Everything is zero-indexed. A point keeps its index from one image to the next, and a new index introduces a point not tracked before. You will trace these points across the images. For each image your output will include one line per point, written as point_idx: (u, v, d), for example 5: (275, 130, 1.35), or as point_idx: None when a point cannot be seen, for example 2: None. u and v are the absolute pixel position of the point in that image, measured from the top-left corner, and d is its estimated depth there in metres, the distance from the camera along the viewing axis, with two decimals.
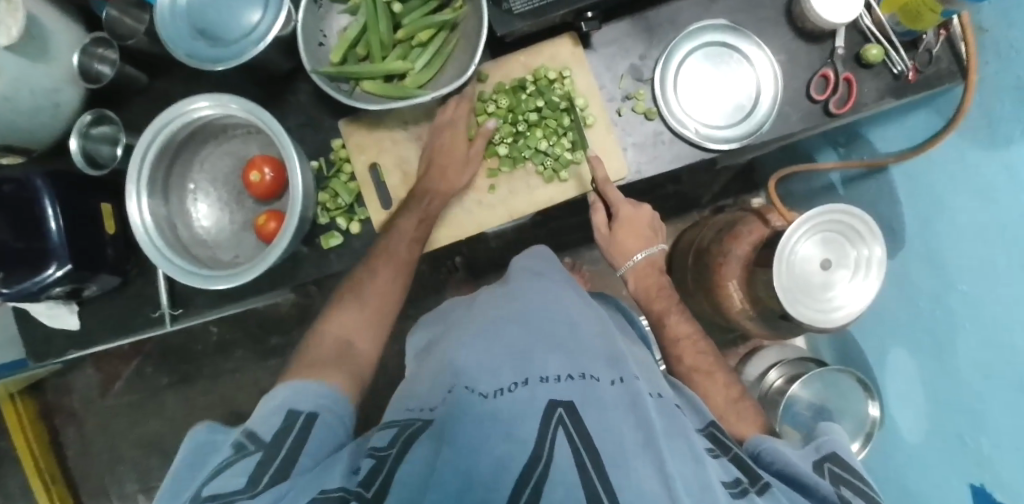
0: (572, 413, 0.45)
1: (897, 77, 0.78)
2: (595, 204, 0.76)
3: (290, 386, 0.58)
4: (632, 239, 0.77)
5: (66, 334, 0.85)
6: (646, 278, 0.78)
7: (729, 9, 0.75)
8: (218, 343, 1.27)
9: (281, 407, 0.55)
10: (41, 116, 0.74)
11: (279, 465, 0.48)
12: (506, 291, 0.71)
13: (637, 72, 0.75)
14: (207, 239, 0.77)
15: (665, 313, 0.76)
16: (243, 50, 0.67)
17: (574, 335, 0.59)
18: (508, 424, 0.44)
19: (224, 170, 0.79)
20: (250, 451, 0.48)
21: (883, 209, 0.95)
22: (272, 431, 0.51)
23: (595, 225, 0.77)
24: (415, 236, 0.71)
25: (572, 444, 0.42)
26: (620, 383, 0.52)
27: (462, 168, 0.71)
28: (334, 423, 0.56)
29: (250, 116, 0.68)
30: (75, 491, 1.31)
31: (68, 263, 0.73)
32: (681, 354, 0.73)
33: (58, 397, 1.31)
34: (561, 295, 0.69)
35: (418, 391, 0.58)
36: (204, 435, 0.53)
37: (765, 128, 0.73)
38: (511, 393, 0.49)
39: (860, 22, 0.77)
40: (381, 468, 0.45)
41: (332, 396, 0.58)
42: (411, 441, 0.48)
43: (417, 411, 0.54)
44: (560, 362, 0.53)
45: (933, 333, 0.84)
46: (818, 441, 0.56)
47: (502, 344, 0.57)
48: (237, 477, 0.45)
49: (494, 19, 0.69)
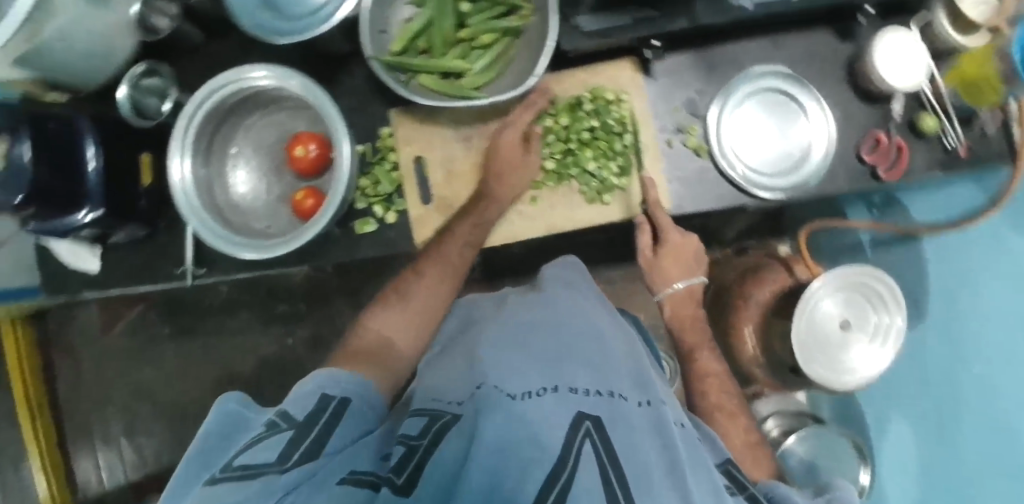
0: (599, 428, 0.47)
1: (948, 152, 0.77)
2: (642, 227, 0.74)
3: (325, 372, 0.58)
4: (676, 268, 0.76)
5: (84, 275, 0.85)
6: (684, 309, 0.78)
7: (791, 57, 0.76)
8: (226, 302, 1.27)
9: (314, 391, 0.55)
10: (96, 60, 0.74)
11: (309, 445, 0.47)
12: (537, 296, 0.72)
13: (693, 105, 0.75)
14: (241, 207, 0.77)
15: (697, 347, 0.77)
16: (307, 27, 0.66)
17: (602, 352, 0.60)
18: (537, 429, 0.45)
19: (267, 140, 0.79)
20: (282, 429, 0.49)
21: (907, 275, 0.95)
22: (305, 412, 0.52)
23: (640, 247, 0.75)
24: (467, 243, 0.72)
25: (599, 457, 0.43)
26: (645, 405, 0.54)
27: (524, 175, 0.72)
28: (363, 411, 0.56)
29: (307, 96, 0.68)
30: (60, 426, 1.30)
31: (100, 208, 0.72)
32: (706, 390, 0.74)
33: (59, 330, 1.30)
34: (591, 308, 0.70)
35: (446, 382, 0.60)
36: (230, 406, 0.54)
37: (813, 181, 0.73)
38: (540, 397, 0.50)
39: (920, 91, 0.76)
40: (413, 455, 0.47)
41: (363, 387, 0.58)
42: (441, 433, 0.50)
43: (445, 402, 0.56)
44: (588, 376, 0.54)
45: (936, 409, 0.89)
46: (830, 494, 0.56)
47: (531, 351, 0.58)
48: (268, 452, 0.45)
49: (562, 34, 0.69)
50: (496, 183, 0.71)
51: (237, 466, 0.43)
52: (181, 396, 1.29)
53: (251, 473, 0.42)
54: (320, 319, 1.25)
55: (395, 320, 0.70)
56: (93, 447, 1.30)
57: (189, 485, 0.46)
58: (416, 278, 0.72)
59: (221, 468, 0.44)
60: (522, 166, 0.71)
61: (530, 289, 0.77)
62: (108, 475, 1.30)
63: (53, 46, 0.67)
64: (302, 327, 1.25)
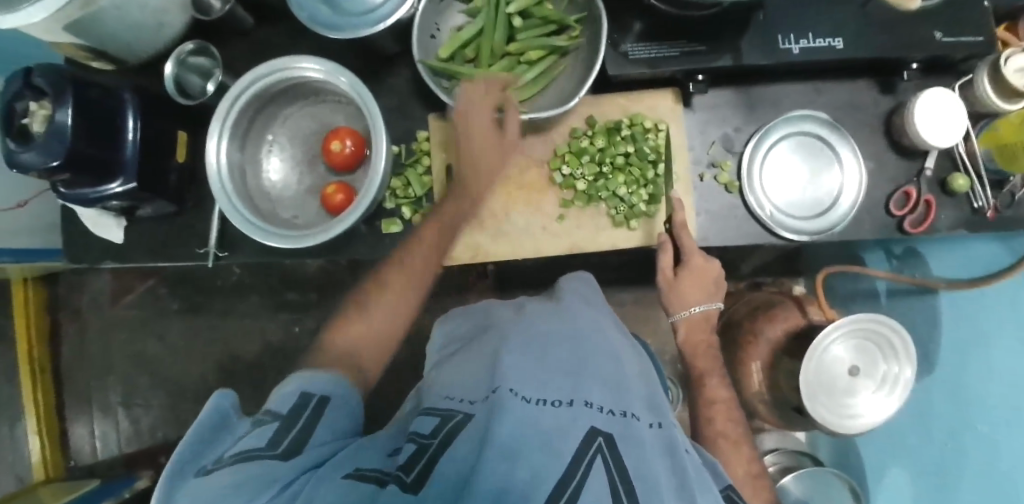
0: (610, 444, 0.47)
1: (975, 211, 0.76)
2: (666, 247, 0.72)
3: (304, 373, 0.58)
4: (695, 291, 0.74)
5: (106, 246, 0.85)
6: (698, 334, 0.77)
7: (831, 104, 0.77)
8: (236, 285, 1.27)
9: (296, 385, 0.56)
10: (144, 32, 0.75)
11: (296, 434, 0.49)
12: (554, 308, 0.72)
13: (728, 142, 0.76)
14: (271, 193, 0.78)
15: (707, 373, 0.76)
16: (360, 25, 0.68)
17: (618, 371, 0.60)
18: (551, 438, 0.46)
19: (305, 131, 0.80)
20: (265, 423, 0.50)
21: (919, 330, 0.95)
22: (289, 405, 0.53)
23: (660, 268, 0.73)
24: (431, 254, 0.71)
25: (608, 473, 0.44)
26: (657, 428, 0.54)
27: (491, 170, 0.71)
28: (347, 406, 0.56)
29: (354, 93, 0.70)
30: (59, 389, 1.31)
31: (133, 181, 0.73)
32: (712, 417, 0.72)
33: (69, 294, 1.31)
34: (607, 326, 0.70)
35: (459, 383, 0.60)
36: (218, 405, 0.51)
37: (838, 228, 0.73)
38: (554, 408, 0.50)
39: (954, 149, 0.76)
40: (422, 453, 0.47)
41: (341, 383, 0.58)
42: (452, 433, 0.49)
43: (458, 401, 0.56)
44: (604, 393, 0.54)
45: (937, 464, 0.87)
46: None
47: (549, 360, 0.58)
48: (258, 440, 0.47)
49: (609, 59, 0.70)
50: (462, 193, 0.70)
51: (228, 457, 0.45)
52: (182, 372, 1.29)
53: (244, 457, 0.44)
54: (328, 310, 1.25)
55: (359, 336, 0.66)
56: (88, 413, 1.31)
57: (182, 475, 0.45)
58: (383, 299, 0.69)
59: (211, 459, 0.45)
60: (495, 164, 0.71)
61: (547, 300, 0.77)
62: (101, 443, 1.31)
63: (105, 14, 0.68)
64: (309, 317, 1.26)
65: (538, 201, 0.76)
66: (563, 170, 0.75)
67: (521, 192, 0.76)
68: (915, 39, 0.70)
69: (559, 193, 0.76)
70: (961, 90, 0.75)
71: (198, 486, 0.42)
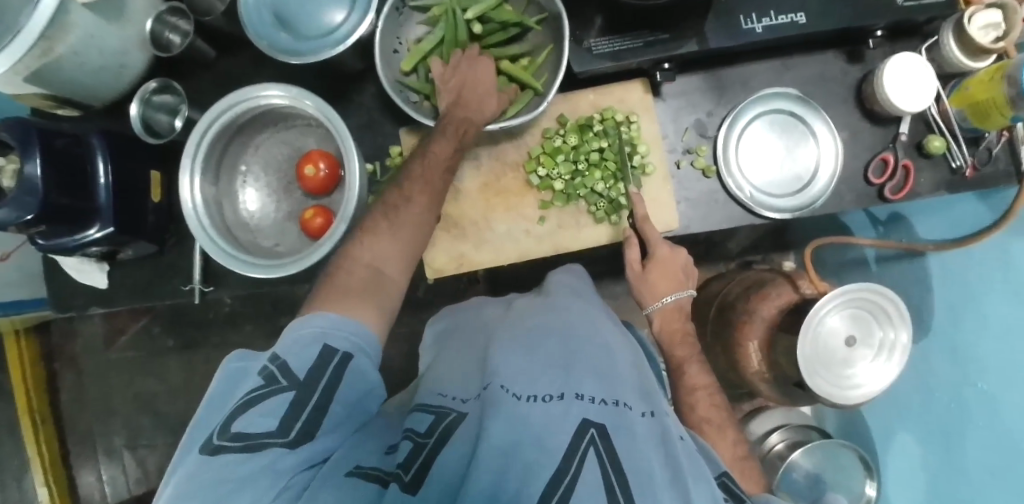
0: (603, 435, 0.48)
1: (955, 171, 0.76)
2: (631, 241, 0.72)
3: (329, 314, 0.55)
4: (663, 283, 0.74)
5: (92, 292, 0.85)
6: (672, 323, 0.76)
7: (800, 79, 0.77)
8: (229, 315, 1.26)
9: (317, 338, 0.53)
10: (106, 75, 0.75)
11: (310, 413, 0.49)
12: (543, 302, 0.71)
13: (702, 127, 0.76)
14: (250, 223, 0.77)
15: (686, 360, 0.75)
16: (320, 47, 0.68)
17: (610, 361, 0.59)
18: (542, 437, 0.47)
19: (278, 158, 0.79)
20: (283, 386, 0.48)
21: (912, 293, 0.96)
22: (306, 368, 0.50)
23: (627, 261, 0.73)
24: (448, 167, 0.68)
25: (603, 466, 0.45)
26: (650, 416, 0.53)
27: (494, 98, 0.70)
28: (365, 367, 0.54)
29: (321, 115, 0.69)
30: (62, 438, 1.31)
31: (111, 226, 0.72)
32: (695, 404, 0.72)
33: (63, 341, 1.30)
34: (597, 317, 0.69)
35: (452, 380, 0.62)
36: (232, 368, 0.52)
37: (819, 203, 0.74)
38: (546, 404, 0.51)
39: (926, 112, 0.76)
40: (420, 453, 0.49)
41: (366, 337, 0.56)
42: (448, 431, 0.52)
43: (450, 398, 0.58)
44: (596, 384, 0.54)
45: (943, 424, 0.87)
46: None
47: (540, 355, 0.58)
48: (269, 419, 0.46)
49: (572, 56, 0.70)
50: (469, 111, 0.68)
51: (237, 434, 0.44)
52: (184, 408, 1.29)
53: (256, 444, 0.44)
54: None
55: (386, 248, 0.62)
56: (93, 458, 1.31)
57: (192, 445, 0.46)
58: (407, 204, 0.64)
59: (220, 435, 0.44)
60: (494, 92, 0.70)
61: (535, 295, 0.77)
62: (110, 487, 1.31)
63: (65, 62, 0.68)
64: None
65: (516, 203, 0.75)
66: (539, 171, 0.74)
67: (499, 197, 0.76)
68: (876, 7, 0.70)
69: (539, 194, 0.75)
70: (928, 52, 0.75)
71: (203, 468, 0.42)
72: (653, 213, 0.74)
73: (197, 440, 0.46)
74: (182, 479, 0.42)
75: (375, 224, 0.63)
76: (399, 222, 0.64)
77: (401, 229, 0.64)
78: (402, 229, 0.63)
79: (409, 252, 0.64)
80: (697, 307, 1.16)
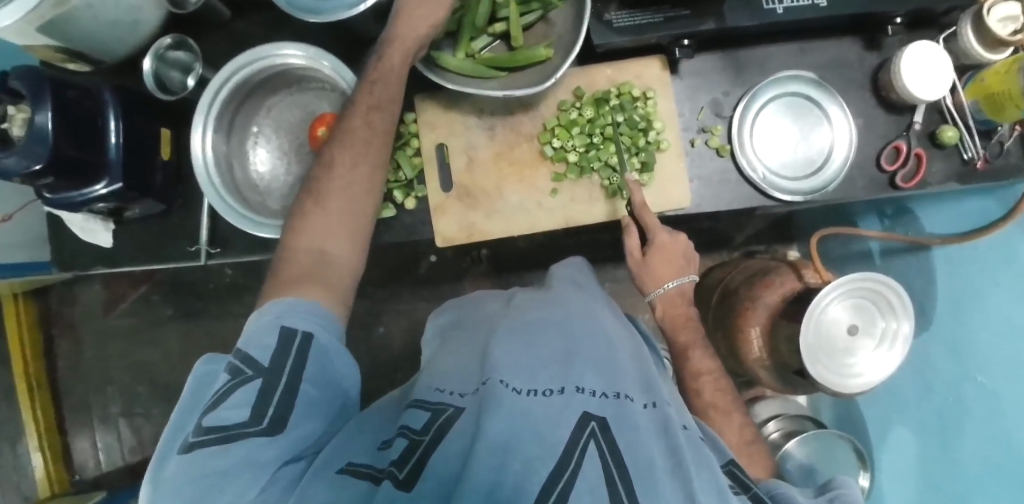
0: (604, 428, 0.47)
1: (966, 163, 0.76)
2: (630, 229, 0.73)
3: (285, 300, 0.56)
4: (665, 269, 0.75)
5: (96, 251, 0.84)
6: (675, 308, 0.76)
7: (816, 63, 0.77)
8: (230, 286, 1.26)
9: (273, 325, 0.53)
10: (119, 29, 0.74)
11: (281, 397, 0.49)
12: (542, 296, 0.71)
13: (717, 107, 0.76)
14: (259, 185, 0.77)
15: (691, 344, 0.76)
16: (337, 8, 0.67)
17: (610, 352, 0.59)
18: (542, 428, 0.45)
19: (291, 120, 0.78)
20: (251, 378, 0.49)
21: (916, 286, 0.96)
22: (269, 356, 0.51)
23: (628, 249, 0.74)
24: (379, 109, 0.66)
25: (603, 459, 0.44)
26: (651, 408, 0.53)
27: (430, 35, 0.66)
28: (330, 346, 0.55)
29: (338, 77, 0.71)
30: (57, 404, 1.30)
31: (118, 182, 0.72)
32: (700, 388, 0.73)
33: (61, 307, 1.30)
34: (597, 308, 0.69)
35: (450, 375, 0.60)
36: (204, 371, 0.54)
37: (832, 187, 0.74)
38: (546, 397, 0.49)
39: (940, 102, 0.76)
40: (414, 450, 0.46)
41: (325, 316, 0.56)
42: (444, 427, 0.49)
43: (449, 393, 0.55)
44: (596, 375, 0.54)
45: (941, 421, 0.87)
46: (832, 492, 0.55)
47: (541, 344, 0.57)
48: (240, 410, 0.46)
49: (591, 30, 0.70)
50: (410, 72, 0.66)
51: (211, 430, 0.45)
52: (180, 378, 1.28)
53: (226, 436, 0.44)
54: None
55: (323, 229, 0.62)
56: (88, 425, 1.30)
57: (169, 452, 0.46)
58: (326, 174, 0.64)
59: (193, 432, 0.45)
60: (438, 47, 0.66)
61: (537, 287, 0.77)
62: (103, 455, 1.30)
63: (79, 13, 0.67)
64: None
65: (529, 175, 0.75)
66: (553, 143, 0.74)
67: (513, 169, 0.76)
68: None
69: (552, 167, 0.75)
70: (946, 42, 0.76)
71: (181, 467, 0.43)
72: (663, 191, 0.74)
73: (173, 446, 0.47)
74: (161, 481, 0.43)
75: (304, 207, 0.64)
76: (329, 205, 0.63)
77: (330, 202, 0.63)
78: (330, 204, 0.63)
79: (347, 233, 0.63)
80: (700, 295, 1.16)
